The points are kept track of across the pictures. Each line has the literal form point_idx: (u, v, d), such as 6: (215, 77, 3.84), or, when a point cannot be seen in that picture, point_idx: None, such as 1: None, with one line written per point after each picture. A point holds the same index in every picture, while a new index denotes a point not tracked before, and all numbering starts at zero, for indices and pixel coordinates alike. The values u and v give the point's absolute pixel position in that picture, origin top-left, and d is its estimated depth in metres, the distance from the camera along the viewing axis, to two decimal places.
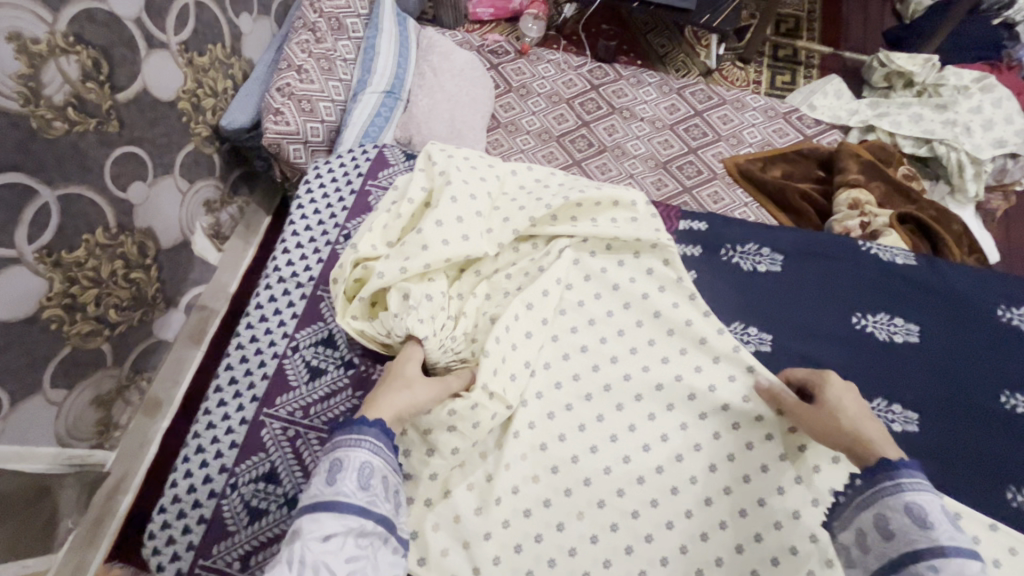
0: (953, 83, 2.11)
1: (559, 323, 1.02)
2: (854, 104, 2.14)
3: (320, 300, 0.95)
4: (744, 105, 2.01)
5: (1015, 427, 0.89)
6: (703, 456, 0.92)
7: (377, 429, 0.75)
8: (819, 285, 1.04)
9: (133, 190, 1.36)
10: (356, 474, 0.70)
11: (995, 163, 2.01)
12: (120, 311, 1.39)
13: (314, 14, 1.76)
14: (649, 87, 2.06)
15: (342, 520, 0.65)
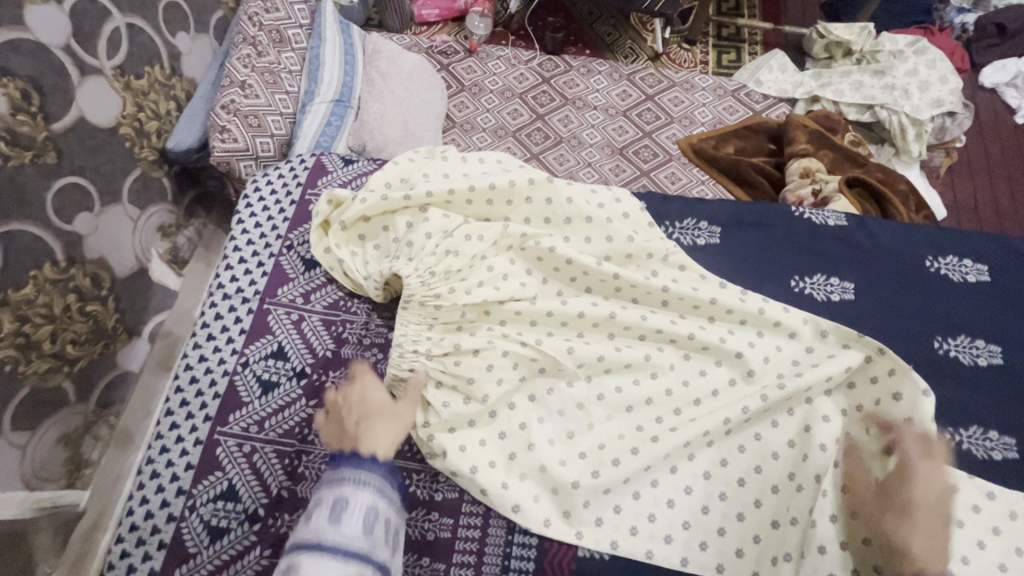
0: (888, 49, 2.19)
1: (537, 304, 0.87)
2: (798, 76, 2.19)
3: (269, 314, 0.89)
4: (692, 85, 2.05)
5: (952, 373, 0.86)
6: (700, 425, 0.81)
7: (378, 466, 0.69)
8: (763, 252, 0.95)
9: (80, 222, 1.33)
10: (360, 516, 0.64)
11: (935, 123, 2.09)
12: (79, 346, 1.36)
13: (253, 27, 1.72)
14: (599, 76, 2.08)
15: (347, 562, 0.59)
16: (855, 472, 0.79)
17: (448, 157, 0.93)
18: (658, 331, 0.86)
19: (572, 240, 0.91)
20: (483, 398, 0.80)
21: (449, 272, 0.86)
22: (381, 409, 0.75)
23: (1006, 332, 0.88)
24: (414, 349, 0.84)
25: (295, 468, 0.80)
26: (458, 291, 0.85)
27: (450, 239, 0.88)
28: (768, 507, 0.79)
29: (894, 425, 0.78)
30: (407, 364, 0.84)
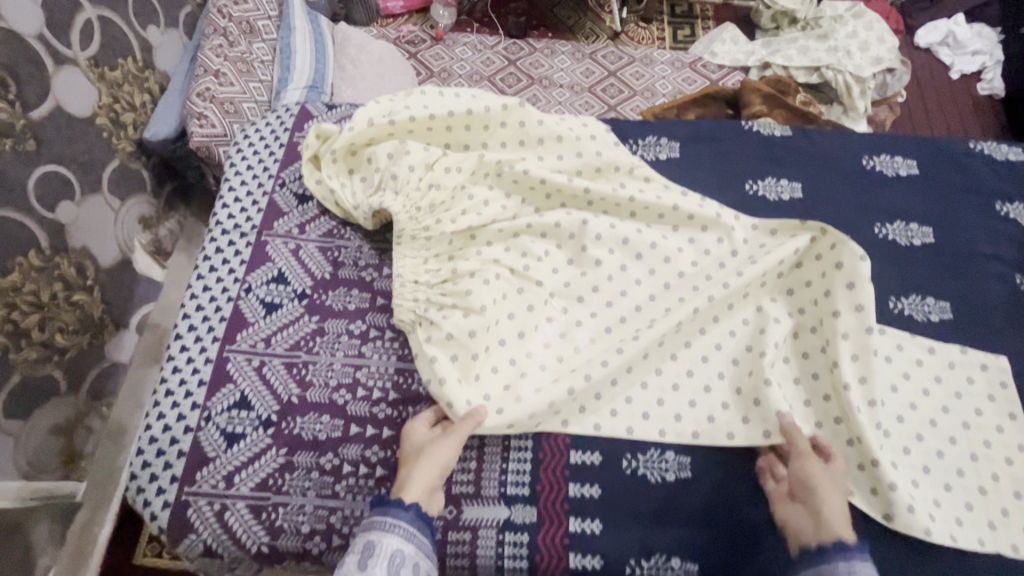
0: (830, 15, 2.35)
1: (518, 219, 0.94)
2: (749, 46, 2.33)
3: (267, 244, 0.94)
4: (652, 60, 2.17)
5: (891, 253, 0.96)
6: (674, 309, 0.87)
7: (405, 511, 0.70)
8: (719, 163, 1.03)
9: (62, 210, 1.28)
10: (387, 562, 0.67)
11: (878, 80, 2.25)
12: (67, 335, 1.30)
13: (222, 18, 1.75)
14: (563, 56, 2.19)
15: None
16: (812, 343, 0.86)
17: (426, 92, 0.99)
18: (637, 241, 0.93)
19: (545, 158, 0.98)
20: (481, 308, 0.85)
21: (434, 205, 0.94)
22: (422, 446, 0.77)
23: (936, 215, 0.98)
24: (414, 280, 0.90)
25: (303, 376, 0.86)
26: (444, 222, 0.93)
27: (432, 174, 0.95)
28: (732, 378, 0.87)
29: (837, 291, 0.87)
30: (410, 294, 0.89)
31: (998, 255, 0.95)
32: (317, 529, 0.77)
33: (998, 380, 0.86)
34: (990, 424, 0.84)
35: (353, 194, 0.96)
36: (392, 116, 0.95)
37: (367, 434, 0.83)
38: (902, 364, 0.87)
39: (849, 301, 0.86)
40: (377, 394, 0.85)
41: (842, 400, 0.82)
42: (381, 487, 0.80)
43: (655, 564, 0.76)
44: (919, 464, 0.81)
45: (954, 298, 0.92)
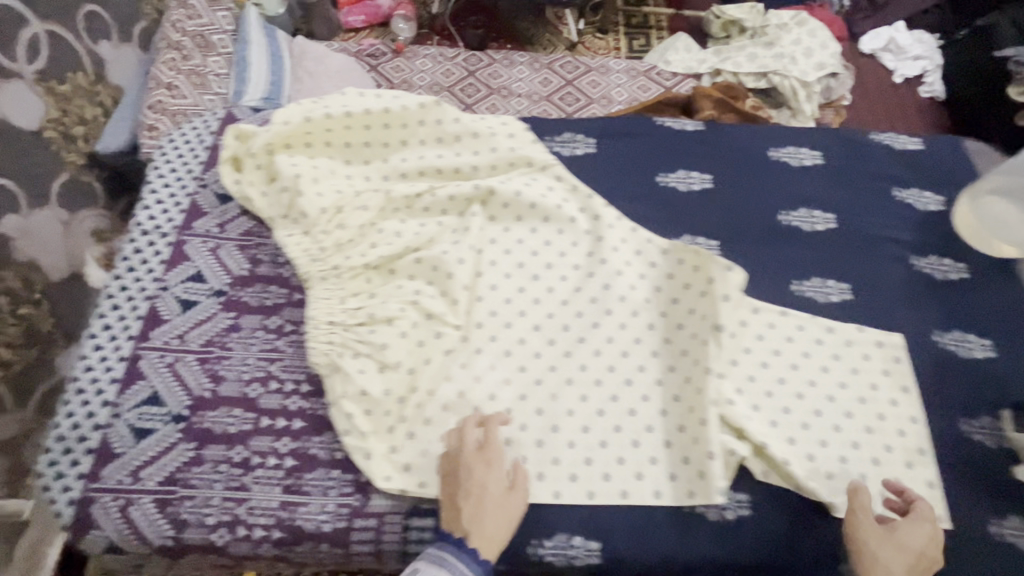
0: (775, 23, 2.32)
1: (432, 213, 0.96)
2: (701, 56, 2.32)
3: (187, 243, 0.96)
4: (607, 69, 2.22)
5: (794, 238, 1.00)
6: (571, 307, 0.93)
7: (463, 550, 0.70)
8: (633, 157, 1.06)
9: (7, 224, 1.21)
10: None
11: (823, 83, 2.28)
12: (16, 349, 1.25)
13: (176, 32, 1.64)
14: (521, 66, 2.21)
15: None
16: (722, 309, 0.87)
17: (347, 93, 1.00)
18: (553, 235, 0.98)
19: (463, 154, 1.01)
20: (397, 309, 0.86)
21: (340, 244, 0.90)
22: (495, 499, 0.73)
23: (837, 202, 1.03)
24: (335, 275, 0.89)
25: (215, 371, 0.87)
26: (353, 258, 0.90)
27: (344, 174, 0.96)
28: (635, 357, 0.89)
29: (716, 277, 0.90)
30: (324, 336, 0.84)
31: (895, 238, 1.00)
32: (222, 520, 0.77)
33: (892, 355, 0.90)
34: (884, 397, 0.87)
35: (279, 190, 0.93)
36: (308, 114, 0.96)
37: (279, 426, 0.84)
38: (802, 344, 0.90)
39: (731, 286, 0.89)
40: (290, 386, 0.86)
41: (732, 381, 0.87)
42: (290, 477, 0.80)
43: (558, 543, 0.78)
44: (813, 437, 0.84)
45: (853, 280, 0.96)
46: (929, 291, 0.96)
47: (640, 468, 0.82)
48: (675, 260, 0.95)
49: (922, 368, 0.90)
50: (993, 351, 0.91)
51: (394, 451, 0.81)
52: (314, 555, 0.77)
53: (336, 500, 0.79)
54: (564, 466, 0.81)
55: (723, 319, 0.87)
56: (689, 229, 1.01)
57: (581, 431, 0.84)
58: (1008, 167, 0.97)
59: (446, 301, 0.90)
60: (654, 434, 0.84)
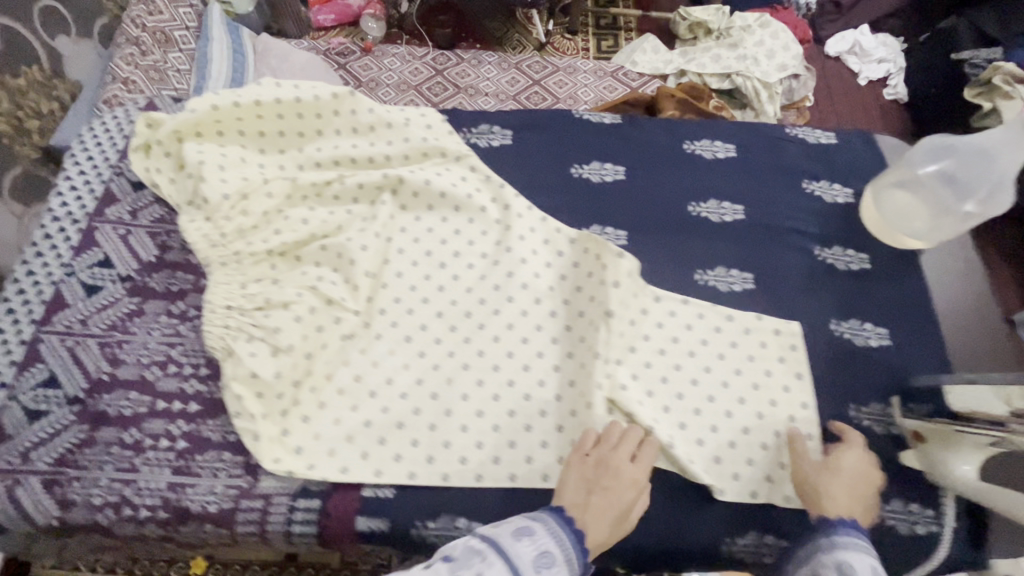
0: (740, 24, 2.11)
1: (341, 202, 0.97)
2: (667, 55, 2.10)
3: (97, 230, 0.96)
4: (572, 69, 2.05)
5: (702, 229, 1.02)
6: (475, 294, 0.94)
7: (577, 541, 0.68)
8: (548, 149, 1.08)
9: None
10: (534, 554, 0.65)
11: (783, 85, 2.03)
12: None
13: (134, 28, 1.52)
14: (489, 65, 2.07)
15: (501, 574, 0.62)
16: (613, 295, 0.90)
17: (261, 84, 1.01)
18: (464, 224, 0.99)
19: (377, 144, 1.02)
20: (295, 295, 0.87)
21: (242, 230, 0.91)
22: (616, 485, 0.75)
23: (747, 194, 1.05)
24: (235, 260, 0.89)
25: (115, 355, 0.87)
26: (255, 245, 0.91)
27: (250, 163, 0.97)
28: (534, 343, 0.90)
29: (612, 264, 0.92)
30: (220, 320, 0.85)
31: (800, 230, 1.02)
32: (109, 501, 0.78)
33: (789, 342, 0.91)
34: (778, 383, 0.88)
35: (187, 177, 0.94)
36: (216, 102, 0.96)
37: (173, 410, 0.84)
38: (700, 332, 0.92)
39: (628, 274, 0.92)
40: (188, 370, 0.87)
41: (627, 367, 0.88)
42: (180, 459, 0.81)
43: (441, 525, 0.79)
44: (701, 421, 0.85)
45: (756, 270, 0.98)
46: (829, 281, 0.98)
47: (530, 451, 0.83)
48: (580, 250, 0.97)
49: (817, 356, 0.92)
50: (887, 339, 0.93)
51: (286, 434, 0.82)
52: (200, 535, 0.78)
53: (225, 481, 0.80)
54: (454, 449, 0.83)
55: (616, 304, 0.89)
56: (599, 219, 1.02)
57: (475, 415, 0.85)
58: (906, 161, 0.98)
59: (348, 287, 0.91)
60: (547, 418, 0.85)
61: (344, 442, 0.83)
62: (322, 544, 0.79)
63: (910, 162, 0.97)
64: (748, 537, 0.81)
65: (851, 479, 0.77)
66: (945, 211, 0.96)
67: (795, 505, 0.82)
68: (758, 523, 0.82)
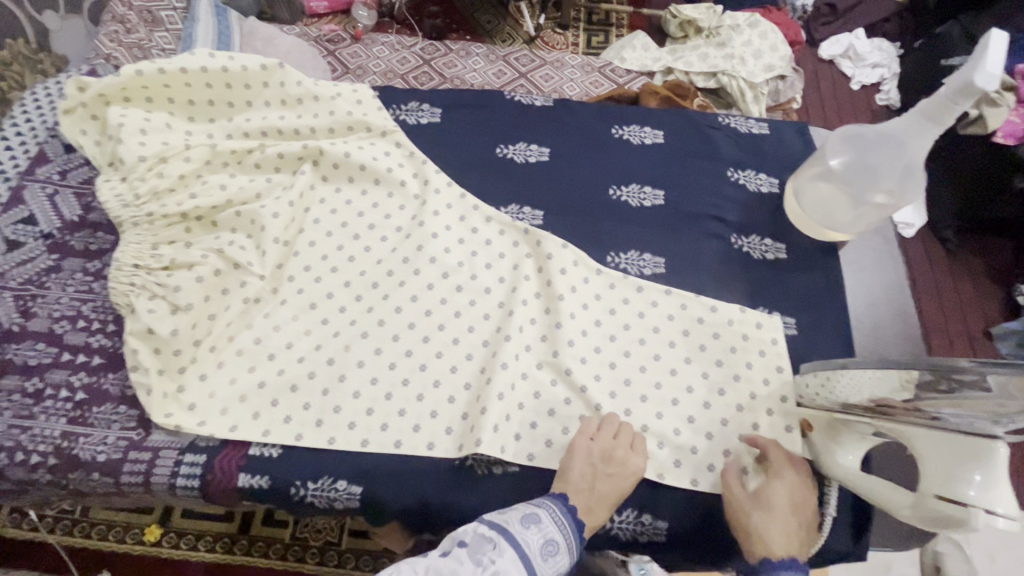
0: (728, 23, 1.85)
1: (263, 170, 0.99)
2: (656, 53, 1.84)
3: (25, 188, 0.99)
4: (562, 63, 1.70)
5: (620, 212, 1.02)
6: (384, 266, 0.95)
7: (579, 530, 0.71)
8: (475, 129, 1.09)
9: None
10: (542, 541, 0.68)
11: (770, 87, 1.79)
12: None
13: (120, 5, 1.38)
14: (476, 57, 1.71)
15: (508, 562, 0.64)
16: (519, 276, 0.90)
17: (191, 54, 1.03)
18: (383, 197, 1.01)
19: (303, 116, 1.03)
20: (201, 257, 0.89)
21: (157, 192, 0.93)
22: (619, 475, 0.77)
23: (669, 180, 1.04)
24: (148, 221, 0.92)
25: (28, 308, 0.90)
26: (169, 207, 0.93)
27: (173, 130, 0.99)
28: (437, 317, 0.90)
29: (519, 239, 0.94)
30: (126, 277, 0.87)
31: (718, 217, 1.01)
32: (4, 445, 0.81)
33: (692, 321, 0.91)
34: (677, 357, 0.89)
35: (111, 140, 0.97)
36: (140, 67, 0.98)
37: (77, 362, 0.86)
38: (603, 312, 0.92)
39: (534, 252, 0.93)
40: (96, 325, 0.89)
41: (524, 344, 0.89)
42: (77, 409, 0.83)
43: (321, 486, 0.81)
44: (587, 397, 0.85)
45: (669, 255, 0.98)
46: (742, 270, 0.97)
47: (420, 420, 0.84)
48: (495, 230, 0.98)
49: (723, 340, 0.90)
50: (794, 329, 0.93)
51: (181, 391, 0.83)
52: (87, 483, 0.80)
53: (117, 433, 0.82)
54: (344, 415, 0.84)
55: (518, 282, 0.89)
56: (518, 199, 1.02)
57: (369, 382, 0.86)
58: (820, 151, 0.96)
59: (257, 252, 0.92)
60: (440, 390, 0.85)
61: (237, 402, 0.84)
62: (205, 497, 0.81)
63: (822, 151, 0.95)
64: (626, 513, 0.82)
65: (789, 512, 0.74)
66: (859, 201, 0.92)
67: (675, 487, 0.82)
68: (637, 502, 0.82)
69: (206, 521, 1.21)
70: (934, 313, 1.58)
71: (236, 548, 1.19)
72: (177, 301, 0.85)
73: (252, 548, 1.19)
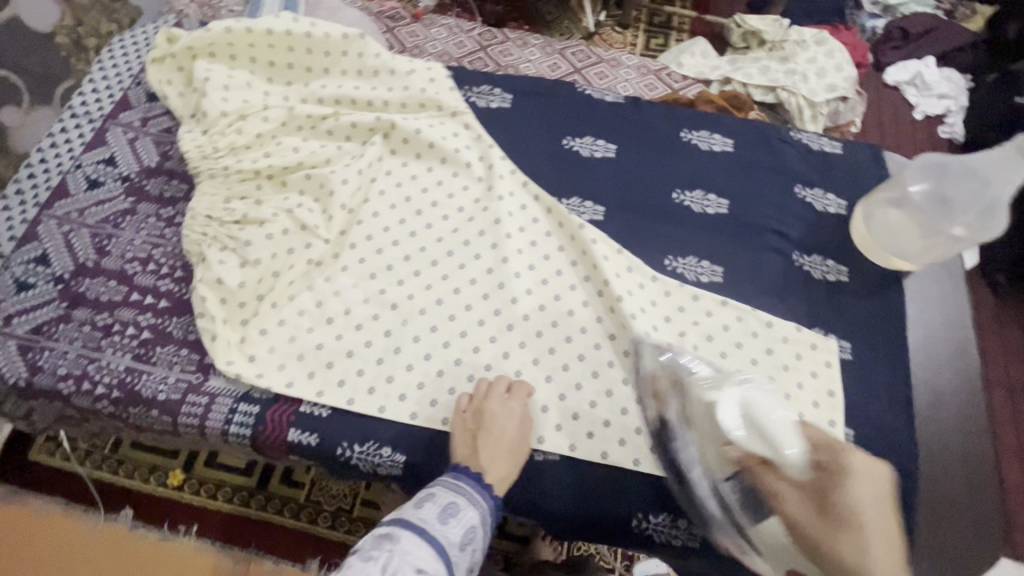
0: (794, 37, 1.78)
1: (334, 137, 1.01)
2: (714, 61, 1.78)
3: (108, 130, 1.03)
4: (618, 61, 1.63)
5: (681, 217, 1.01)
6: (443, 245, 0.96)
7: (474, 479, 0.75)
8: (543, 118, 1.09)
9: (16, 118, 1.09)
10: (439, 510, 0.71)
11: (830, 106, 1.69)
12: None
13: None
14: (533, 47, 1.64)
15: (410, 541, 0.66)
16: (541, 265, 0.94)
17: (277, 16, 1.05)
18: (448, 176, 1.01)
19: (378, 88, 1.05)
20: (271, 217, 0.92)
21: (234, 147, 0.97)
22: (494, 428, 0.79)
23: (733, 190, 1.03)
24: (224, 173, 0.95)
25: (103, 246, 0.94)
26: (245, 163, 0.96)
27: (250, 90, 1.02)
28: (493, 300, 0.91)
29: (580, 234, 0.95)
30: (200, 227, 0.91)
31: (781, 232, 1.00)
32: (72, 373, 0.84)
33: (747, 335, 0.90)
34: (728, 368, 0.88)
35: (196, 93, 1.00)
36: (229, 25, 1.01)
37: (144, 302, 0.90)
38: (659, 316, 0.92)
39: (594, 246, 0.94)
40: (165, 270, 0.92)
41: (576, 338, 0.89)
42: (142, 347, 0.87)
43: (367, 451, 0.83)
44: (633, 397, 0.86)
45: (727, 265, 0.97)
46: (800, 290, 0.96)
47: None
48: (556, 222, 0.98)
49: (776, 358, 0.89)
50: (849, 353, 0.92)
51: (243, 342, 0.86)
52: (146, 419, 0.84)
53: (177, 374, 0.85)
54: (396, 385, 0.85)
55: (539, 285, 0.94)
56: (581, 193, 1.02)
57: (422, 356, 0.87)
58: (896, 177, 0.95)
59: (323, 217, 0.95)
60: (490, 373, 0.87)
61: (294, 359, 0.86)
62: (255, 447, 0.84)
63: (899, 177, 0.94)
64: (661, 515, 0.82)
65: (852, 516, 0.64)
66: (932, 232, 0.92)
67: None
68: (673, 506, 0.82)
69: (229, 472, 1.24)
70: (1016, 442, 1.41)
71: (253, 502, 1.22)
72: (249, 253, 0.89)
73: (267, 505, 1.22)
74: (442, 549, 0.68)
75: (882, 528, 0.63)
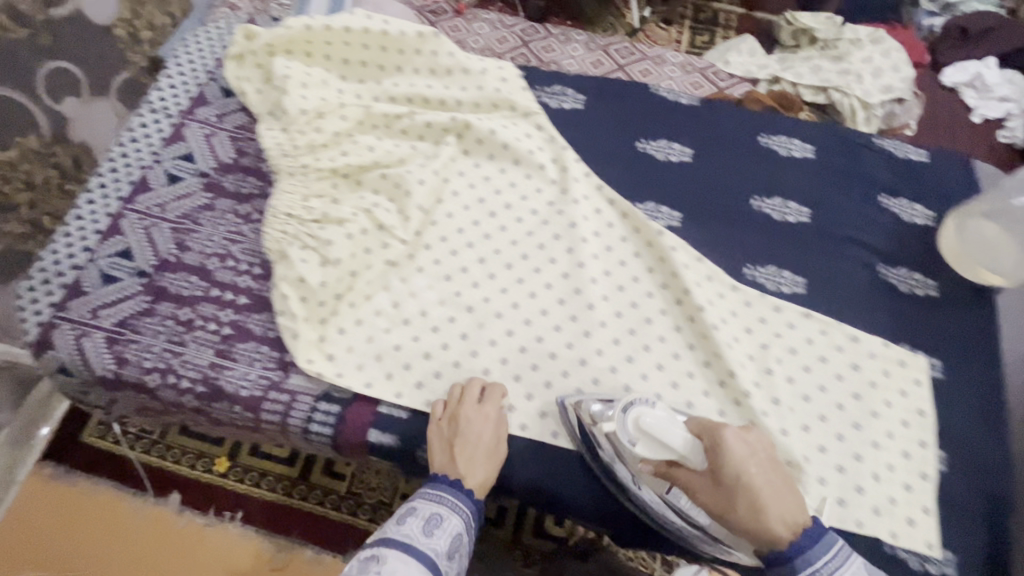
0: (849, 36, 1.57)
1: (407, 136, 1.01)
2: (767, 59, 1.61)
3: (185, 126, 1.04)
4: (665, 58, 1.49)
5: (760, 225, 0.98)
6: (518, 247, 0.94)
7: (454, 488, 0.74)
8: (616, 120, 1.07)
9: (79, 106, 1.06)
10: (422, 522, 0.71)
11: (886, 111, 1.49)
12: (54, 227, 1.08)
13: None
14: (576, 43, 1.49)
15: (398, 560, 0.66)
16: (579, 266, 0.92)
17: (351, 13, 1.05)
18: (521, 177, 1.00)
19: (451, 87, 1.04)
20: (350, 216, 0.92)
21: (312, 145, 0.97)
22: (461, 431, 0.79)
23: (814, 197, 1.00)
24: (303, 172, 0.96)
25: (183, 241, 0.95)
26: (322, 162, 0.97)
27: (325, 87, 1.02)
28: (570, 305, 0.90)
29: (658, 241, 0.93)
30: (281, 225, 0.92)
31: (865, 242, 0.97)
32: (158, 366, 0.86)
33: (832, 348, 0.88)
34: (813, 383, 0.86)
35: (274, 91, 1.01)
36: (308, 23, 1.03)
37: (224, 298, 0.91)
38: (740, 326, 0.89)
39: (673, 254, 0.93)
40: (243, 267, 0.93)
41: (654, 346, 0.87)
42: (224, 343, 0.87)
43: None
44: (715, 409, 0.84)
45: (809, 275, 0.94)
46: (887, 303, 0.92)
47: (545, 407, 0.84)
48: (632, 226, 0.96)
49: (863, 374, 0.86)
50: (939, 371, 0.88)
51: (323, 340, 0.87)
52: (228, 414, 0.85)
53: (259, 371, 0.86)
54: None
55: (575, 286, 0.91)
56: (656, 197, 1.00)
57: (499, 360, 0.87)
58: (1001, 186, 0.94)
59: (400, 217, 0.94)
60: (568, 380, 0.85)
61: (373, 360, 0.86)
62: (332, 445, 0.84)
63: (1005, 186, 0.93)
64: None
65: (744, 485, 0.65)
66: None
67: None
68: None
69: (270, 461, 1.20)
70: None
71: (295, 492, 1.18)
72: (330, 251, 0.89)
73: (310, 495, 1.17)
74: (430, 558, 0.68)
75: (779, 484, 0.66)
